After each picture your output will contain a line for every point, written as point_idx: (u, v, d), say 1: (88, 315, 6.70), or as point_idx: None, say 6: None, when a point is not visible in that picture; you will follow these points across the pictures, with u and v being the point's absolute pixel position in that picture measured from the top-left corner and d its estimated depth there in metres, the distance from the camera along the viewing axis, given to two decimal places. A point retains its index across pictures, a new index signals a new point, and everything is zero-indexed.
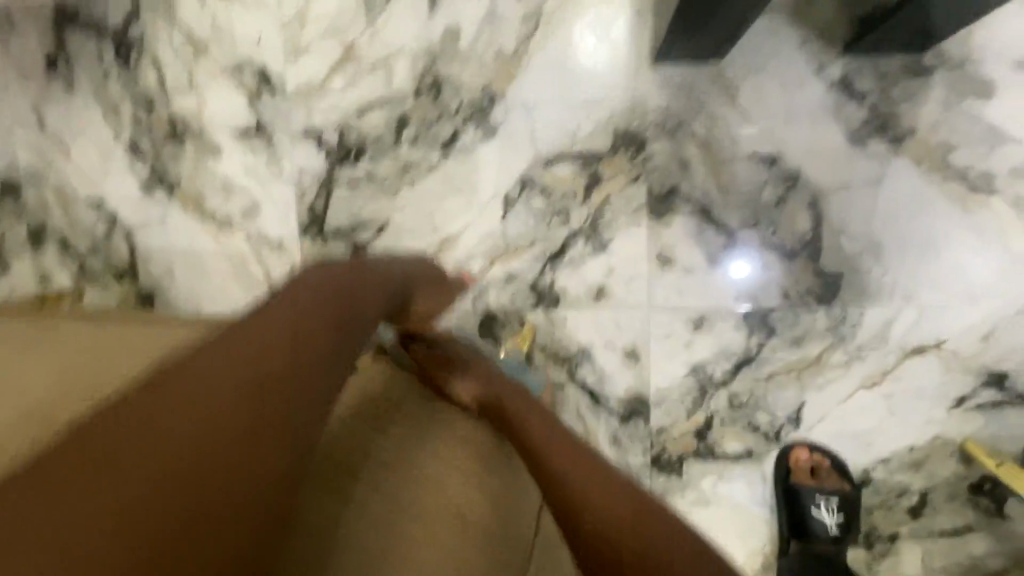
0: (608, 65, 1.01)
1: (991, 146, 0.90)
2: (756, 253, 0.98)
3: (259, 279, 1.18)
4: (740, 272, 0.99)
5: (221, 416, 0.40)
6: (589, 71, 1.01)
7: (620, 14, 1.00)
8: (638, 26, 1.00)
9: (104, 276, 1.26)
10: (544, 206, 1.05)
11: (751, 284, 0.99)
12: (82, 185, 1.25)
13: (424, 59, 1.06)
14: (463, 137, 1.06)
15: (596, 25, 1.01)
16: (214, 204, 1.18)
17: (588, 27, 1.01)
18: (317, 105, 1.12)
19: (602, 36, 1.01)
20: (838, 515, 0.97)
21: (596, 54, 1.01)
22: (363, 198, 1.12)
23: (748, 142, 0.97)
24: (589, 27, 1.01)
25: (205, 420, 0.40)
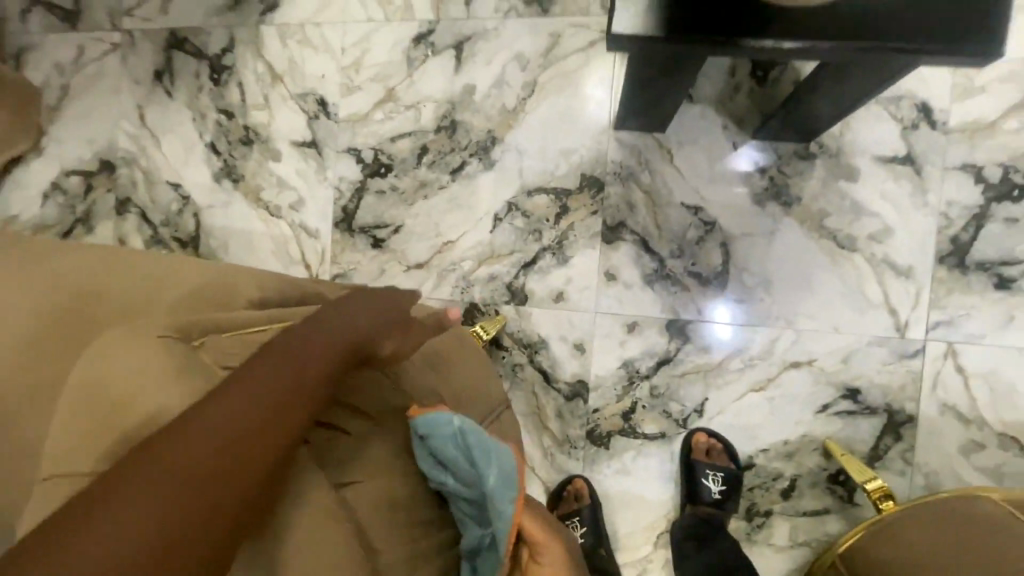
0: (607, 111, 1.33)
1: (854, 216, 1.22)
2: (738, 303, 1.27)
3: (295, 258, 1.49)
4: (722, 315, 1.28)
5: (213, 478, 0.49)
6: (594, 115, 1.33)
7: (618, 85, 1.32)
8: None
9: (172, 244, 1.57)
10: (523, 225, 1.36)
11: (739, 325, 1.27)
12: (166, 171, 1.58)
13: (446, 105, 1.40)
14: (468, 166, 1.39)
15: (604, 92, 1.33)
16: (269, 196, 1.50)
17: (600, 87, 1.33)
18: (360, 130, 1.45)
19: (610, 88, 1.33)
20: (720, 486, 1.24)
21: (605, 101, 1.33)
22: (385, 205, 1.44)
23: (679, 194, 1.29)
24: (600, 81, 1.33)
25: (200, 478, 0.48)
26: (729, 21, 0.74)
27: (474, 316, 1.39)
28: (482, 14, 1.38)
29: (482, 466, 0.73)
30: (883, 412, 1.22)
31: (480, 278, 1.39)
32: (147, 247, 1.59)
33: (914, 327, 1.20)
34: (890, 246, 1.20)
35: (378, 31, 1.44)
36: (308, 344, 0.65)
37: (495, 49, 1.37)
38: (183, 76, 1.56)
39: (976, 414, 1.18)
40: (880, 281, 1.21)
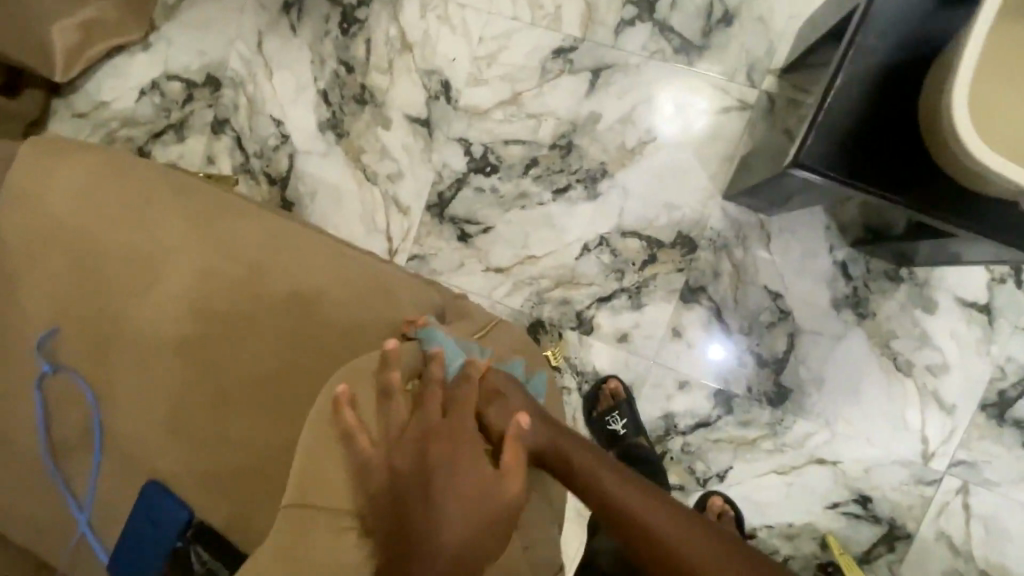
0: (692, 153, 1.36)
1: (919, 345, 1.29)
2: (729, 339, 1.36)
3: (380, 226, 1.53)
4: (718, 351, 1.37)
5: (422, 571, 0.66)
6: (662, 136, 1.37)
7: (705, 116, 1.36)
8: (719, 116, 1.35)
9: (261, 178, 1.59)
10: (609, 261, 1.40)
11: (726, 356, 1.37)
12: (271, 104, 1.58)
13: (566, 125, 1.41)
14: (572, 190, 1.42)
15: (682, 114, 1.36)
16: (369, 161, 1.52)
17: (676, 104, 1.37)
18: (475, 123, 1.46)
19: (680, 108, 1.37)
20: None
21: (671, 119, 1.37)
22: (481, 202, 1.47)
23: (764, 277, 1.34)
24: (670, 98, 1.37)
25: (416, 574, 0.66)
26: (910, 178, 0.88)
27: (539, 334, 1.44)
28: (628, 47, 1.38)
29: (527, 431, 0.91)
30: (886, 524, 1.32)
31: (553, 298, 1.44)
32: (236, 173, 1.60)
33: (938, 458, 1.29)
34: (942, 382, 1.28)
35: (520, 32, 1.43)
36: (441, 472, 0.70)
37: (632, 86, 1.38)
38: (312, 16, 1.54)
39: (966, 548, 1.29)
40: (922, 410, 1.29)
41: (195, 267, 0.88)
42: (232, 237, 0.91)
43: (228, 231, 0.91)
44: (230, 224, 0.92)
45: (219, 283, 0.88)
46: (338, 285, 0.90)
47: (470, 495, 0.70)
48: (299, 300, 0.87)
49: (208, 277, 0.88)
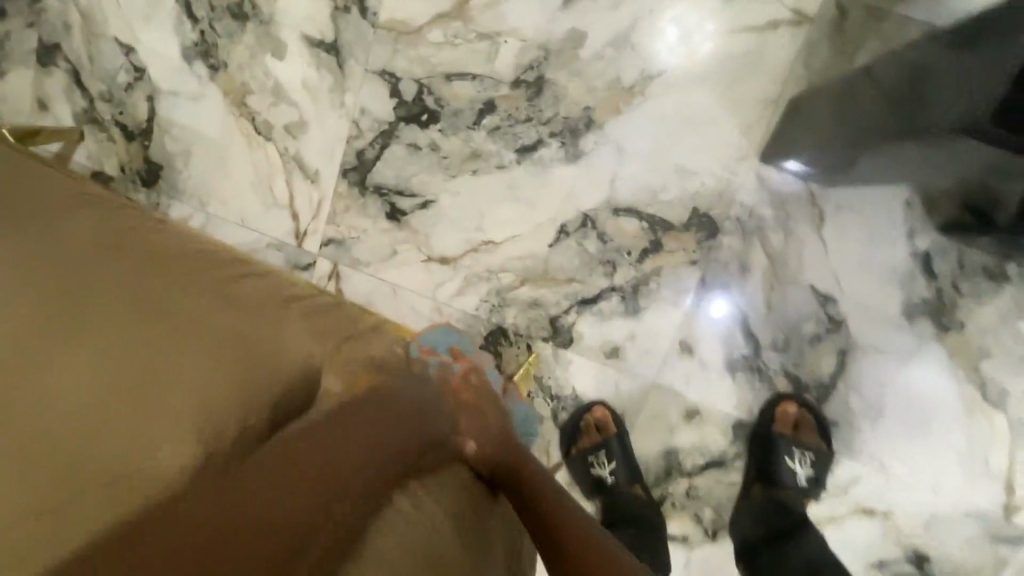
0: (721, 94, 0.93)
1: (1018, 368, 0.94)
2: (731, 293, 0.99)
3: (281, 199, 1.10)
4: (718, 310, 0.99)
5: (283, 479, 0.54)
6: (663, 79, 0.94)
7: (713, 41, 0.92)
8: (760, 40, 0.91)
9: (114, 130, 1.14)
10: (595, 250, 1.01)
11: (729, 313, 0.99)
12: (115, 22, 1.10)
13: (535, 51, 0.97)
14: (544, 149, 0.99)
15: (681, 39, 0.93)
16: (259, 106, 1.08)
17: (676, 23, 0.93)
18: (405, 49, 1.01)
19: (684, 35, 0.93)
20: (806, 465, 0.98)
21: (670, 53, 0.94)
22: (416, 167, 1.04)
23: (811, 273, 0.96)
24: (672, 21, 0.93)
25: (270, 478, 0.54)
26: None
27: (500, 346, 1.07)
28: None
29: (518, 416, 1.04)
30: None
31: (519, 299, 1.05)
32: (79, 124, 1.15)
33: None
34: None
35: None
36: (349, 420, 0.62)
37: None
38: None
39: None
40: (1009, 451, 0.96)
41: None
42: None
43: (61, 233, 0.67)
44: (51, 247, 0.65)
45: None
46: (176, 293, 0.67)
47: (386, 434, 0.63)
48: (166, 342, 0.62)
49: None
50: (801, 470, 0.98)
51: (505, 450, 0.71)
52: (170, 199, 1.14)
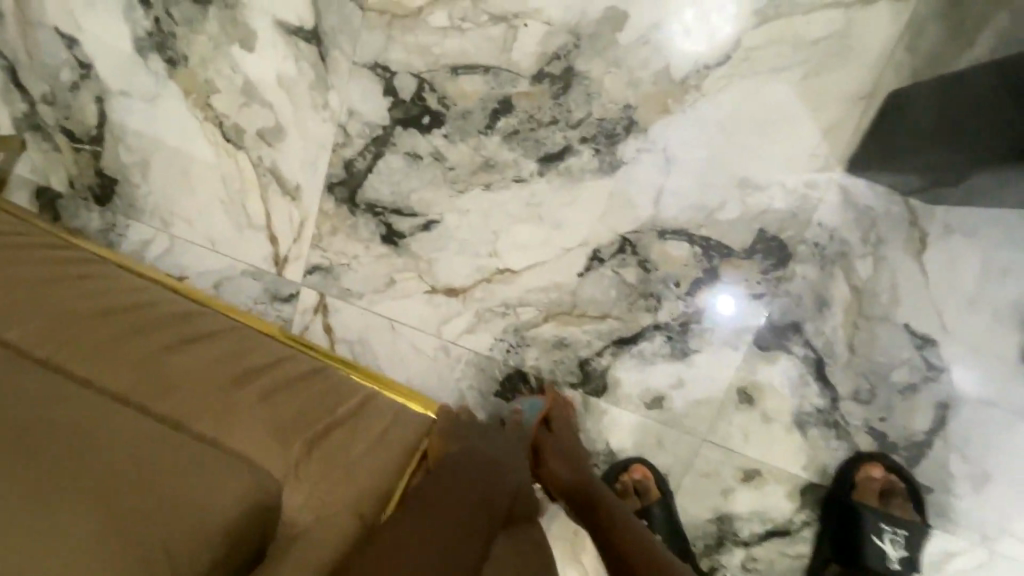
0: (799, 89, 0.74)
1: None
2: (740, 293, 0.80)
3: (255, 219, 0.93)
4: (727, 310, 0.81)
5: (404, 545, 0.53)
6: (690, 67, 0.76)
7: (749, 16, 0.74)
8: (849, 18, 0.72)
9: (59, 138, 0.96)
10: (635, 281, 0.83)
11: (742, 318, 0.81)
12: (55, 8, 0.92)
13: (562, 37, 0.78)
14: (572, 158, 0.81)
15: (706, 21, 0.75)
16: (228, 108, 0.90)
17: (692, 5, 0.75)
18: (401, 36, 0.82)
19: (709, 12, 0.75)
20: (899, 546, 0.80)
21: (696, 33, 0.75)
22: (416, 180, 0.86)
23: (905, 310, 0.78)
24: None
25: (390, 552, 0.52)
26: None
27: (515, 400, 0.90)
28: None
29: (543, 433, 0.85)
30: None
31: (541, 339, 0.88)
32: (19, 131, 0.98)
33: None
34: None
35: None
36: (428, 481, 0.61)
37: None
38: None
39: None
40: None
41: None
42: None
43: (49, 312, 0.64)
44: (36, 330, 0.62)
45: None
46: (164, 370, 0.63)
47: (472, 474, 0.62)
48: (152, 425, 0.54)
49: None
50: (892, 550, 0.80)
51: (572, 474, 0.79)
52: (127, 218, 0.97)
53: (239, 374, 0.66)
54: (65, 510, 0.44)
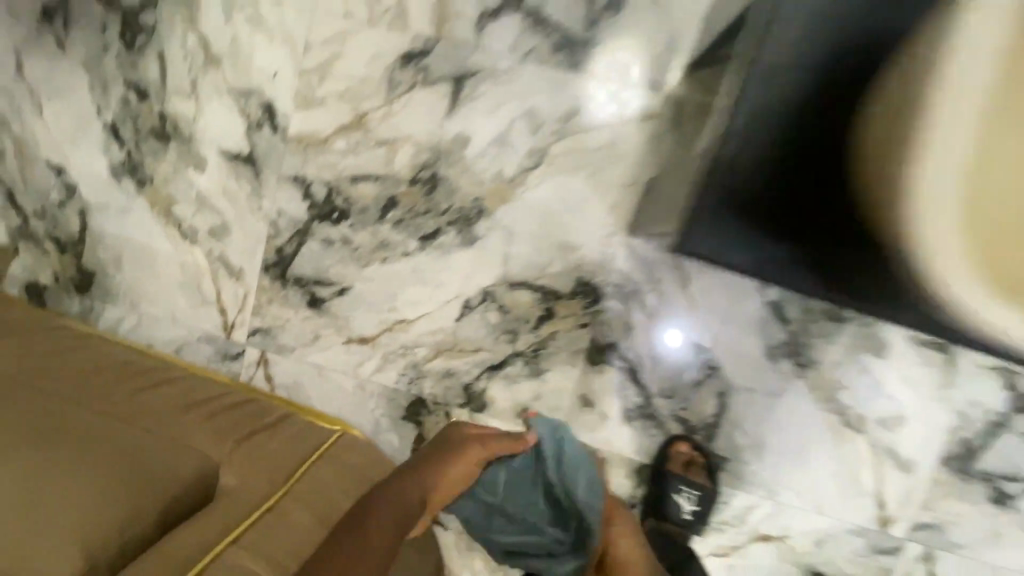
0: (590, 180, 1.08)
1: (869, 395, 1.07)
2: (688, 328, 1.09)
3: (208, 296, 1.19)
4: (674, 341, 1.09)
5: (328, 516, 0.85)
6: (516, 168, 1.09)
7: (552, 134, 1.07)
8: (615, 133, 1.06)
9: (47, 244, 1.22)
10: (497, 321, 1.12)
11: (682, 349, 1.09)
12: (46, 147, 1.20)
13: (428, 153, 1.10)
14: (443, 236, 1.12)
15: (524, 138, 1.08)
16: (185, 214, 1.18)
17: (514, 128, 1.08)
18: (313, 156, 1.13)
19: (527, 131, 1.08)
20: (693, 501, 1.08)
21: (518, 146, 1.08)
22: (332, 258, 1.15)
23: (684, 327, 1.09)
24: (514, 120, 1.08)
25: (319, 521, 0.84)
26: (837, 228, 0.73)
27: (559, 443, 1.06)
28: (494, 47, 1.07)
29: (575, 480, 1.04)
30: None
31: (434, 371, 1.15)
32: (14, 240, 1.23)
33: (898, 523, 1.10)
34: (898, 436, 1.07)
35: (354, 34, 1.09)
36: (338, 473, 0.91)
37: (504, 97, 1.07)
38: (83, 22, 1.15)
39: None
40: (876, 471, 1.09)
41: None
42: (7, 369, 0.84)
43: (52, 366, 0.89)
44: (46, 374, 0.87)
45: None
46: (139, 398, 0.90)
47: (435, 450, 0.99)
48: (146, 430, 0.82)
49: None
50: (688, 505, 1.08)
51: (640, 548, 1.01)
52: (103, 303, 1.22)
53: (194, 400, 0.93)
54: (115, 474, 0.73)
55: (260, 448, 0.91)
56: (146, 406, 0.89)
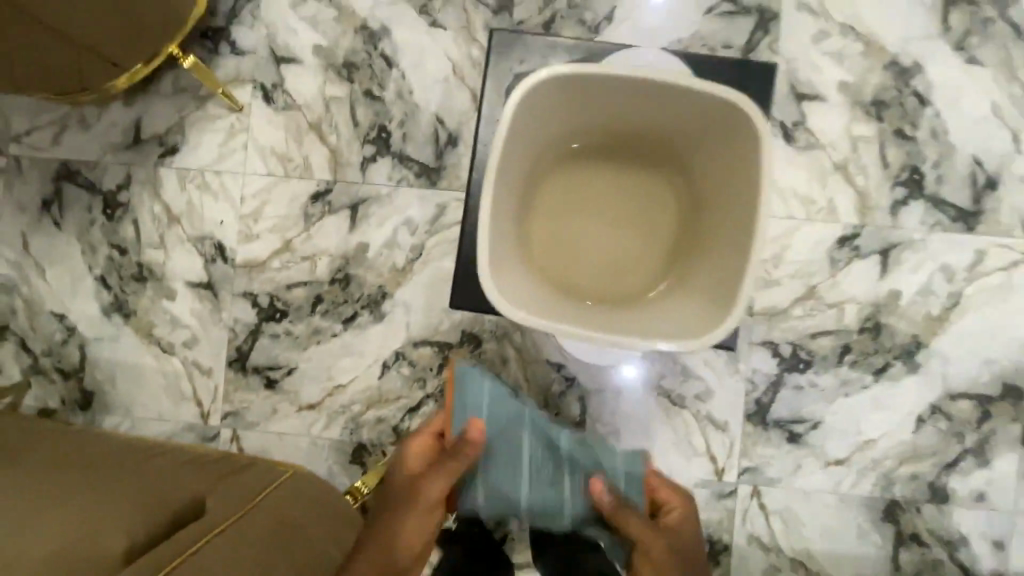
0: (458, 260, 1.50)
1: (683, 379, 1.47)
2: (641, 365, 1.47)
3: (187, 393, 1.54)
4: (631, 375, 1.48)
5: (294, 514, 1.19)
6: (405, 260, 1.51)
7: (426, 232, 1.50)
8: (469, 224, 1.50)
9: (54, 374, 1.56)
10: (409, 372, 1.50)
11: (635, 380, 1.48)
12: (50, 301, 1.56)
13: (340, 259, 1.52)
14: (360, 317, 1.51)
15: (407, 238, 1.51)
16: (163, 333, 1.54)
17: (398, 232, 1.51)
18: (256, 276, 1.53)
19: (408, 233, 1.51)
20: None
21: (403, 244, 1.51)
22: (279, 348, 1.52)
23: (545, 352, 1.48)
24: (398, 227, 1.51)
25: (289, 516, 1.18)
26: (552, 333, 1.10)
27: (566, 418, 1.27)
28: (377, 179, 1.51)
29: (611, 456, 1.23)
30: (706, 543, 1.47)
31: (368, 420, 1.50)
32: (26, 376, 1.56)
33: (729, 471, 1.47)
34: (711, 405, 1.47)
35: (276, 186, 1.53)
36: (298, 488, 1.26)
37: (388, 213, 1.51)
38: (73, 205, 1.56)
39: (773, 543, 1.47)
40: (703, 435, 1.47)
41: (37, 464, 1.12)
42: (55, 447, 1.20)
43: (86, 445, 1.25)
44: (83, 448, 1.23)
45: (59, 465, 1.14)
46: (151, 458, 1.26)
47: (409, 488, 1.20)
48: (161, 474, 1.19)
49: (48, 464, 1.13)
50: None
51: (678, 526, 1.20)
52: (103, 413, 1.55)
53: (190, 458, 1.30)
54: (147, 496, 1.11)
55: (241, 474, 1.26)
56: (157, 461, 1.25)
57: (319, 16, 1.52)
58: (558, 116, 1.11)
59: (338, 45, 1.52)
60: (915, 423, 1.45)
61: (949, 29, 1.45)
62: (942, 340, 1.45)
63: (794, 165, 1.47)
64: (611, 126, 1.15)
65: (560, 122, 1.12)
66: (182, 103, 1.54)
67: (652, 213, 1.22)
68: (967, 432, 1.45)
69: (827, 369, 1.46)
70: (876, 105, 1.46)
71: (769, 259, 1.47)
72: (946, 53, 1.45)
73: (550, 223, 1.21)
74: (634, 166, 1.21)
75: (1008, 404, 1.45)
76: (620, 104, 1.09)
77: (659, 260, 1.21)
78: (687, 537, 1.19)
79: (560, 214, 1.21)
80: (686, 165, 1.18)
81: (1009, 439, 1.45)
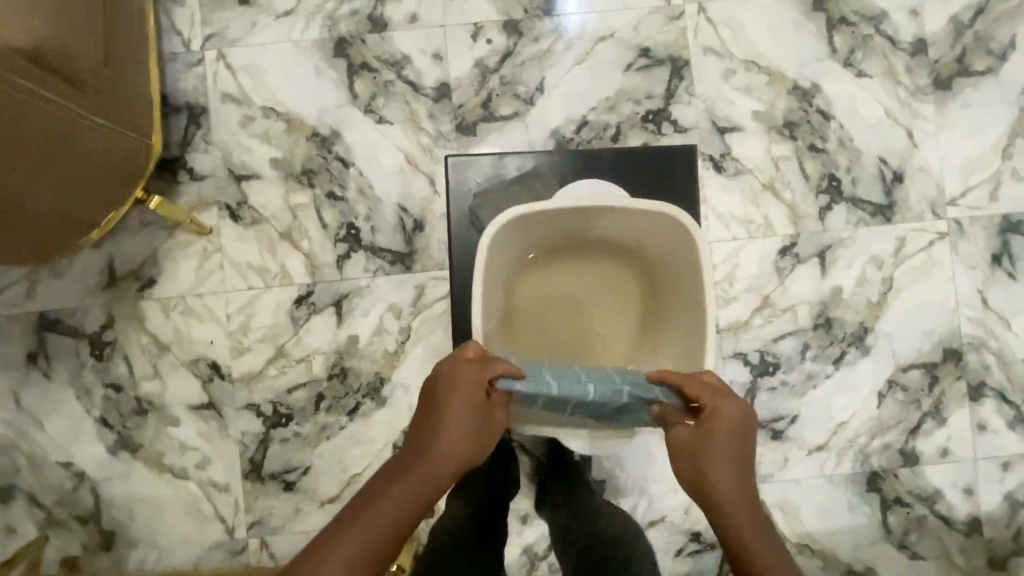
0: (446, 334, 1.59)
1: None
2: None
3: (208, 512, 1.58)
4: None
5: None
6: (396, 343, 1.59)
7: (410, 313, 1.59)
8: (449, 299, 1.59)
9: (71, 522, 1.57)
10: None
11: None
12: (53, 451, 1.58)
13: (334, 355, 1.59)
14: (363, 406, 1.59)
15: (394, 322, 1.59)
16: (173, 459, 1.58)
17: (384, 318, 1.59)
18: (255, 386, 1.59)
19: (394, 318, 1.59)
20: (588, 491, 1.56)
21: (392, 329, 1.59)
22: (291, 450, 1.58)
23: None
24: (383, 314, 1.59)
25: None
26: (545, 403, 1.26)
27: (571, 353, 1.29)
28: (354, 274, 1.60)
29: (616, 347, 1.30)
30: (720, 545, 1.60)
31: None
32: (43, 530, 1.57)
33: None
34: None
35: (258, 297, 1.59)
36: None
37: (371, 303, 1.59)
38: (60, 354, 1.58)
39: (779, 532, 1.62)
40: None
41: None
42: None
43: None
44: None
45: None
46: None
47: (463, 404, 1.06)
48: None
49: None
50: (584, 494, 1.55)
51: (716, 418, 1.08)
52: (129, 549, 1.58)
53: None
54: None
55: None
56: None
57: (270, 131, 1.60)
58: (511, 243, 1.27)
59: (294, 154, 1.60)
60: (878, 398, 1.63)
61: (836, 50, 1.64)
62: (885, 321, 1.63)
63: (729, 191, 1.63)
64: (564, 233, 1.32)
65: (514, 245, 1.28)
66: (151, 235, 1.59)
67: (612, 294, 1.40)
68: (922, 398, 1.63)
69: (793, 366, 1.62)
70: (788, 126, 1.63)
71: (724, 279, 1.62)
72: (838, 71, 1.64)
73: (526, 325, 1.36)
74: (595, 258, 1.37)
75: (950, 365, 1.64)
76: (567, 218, 1.26)
77: (629, 334, 1.39)
78: (728, 428, 1.07)
79: (534, 316, 1.37)
80: (630, 250, 1.35)
81: (958, 396, 1.64)
